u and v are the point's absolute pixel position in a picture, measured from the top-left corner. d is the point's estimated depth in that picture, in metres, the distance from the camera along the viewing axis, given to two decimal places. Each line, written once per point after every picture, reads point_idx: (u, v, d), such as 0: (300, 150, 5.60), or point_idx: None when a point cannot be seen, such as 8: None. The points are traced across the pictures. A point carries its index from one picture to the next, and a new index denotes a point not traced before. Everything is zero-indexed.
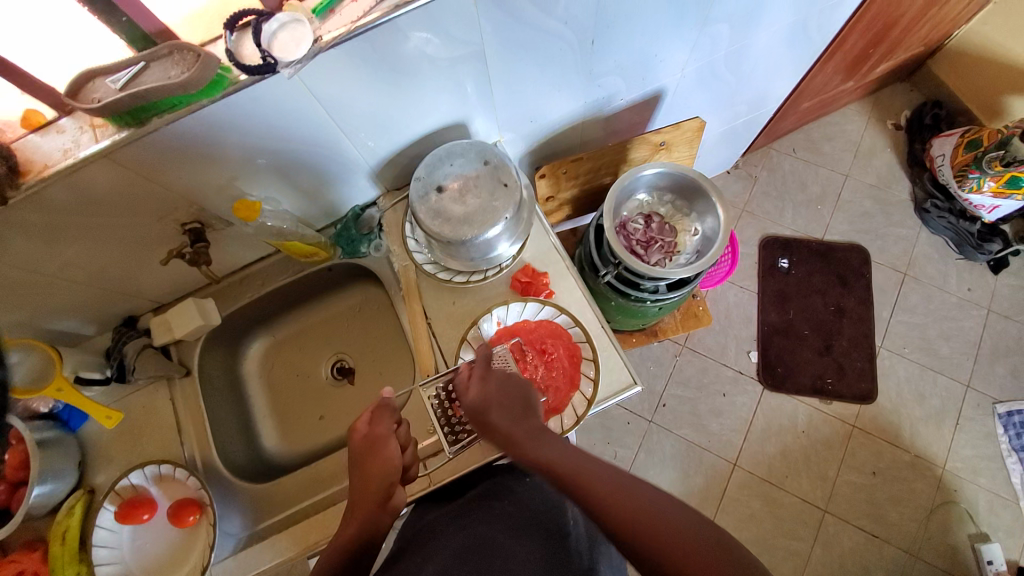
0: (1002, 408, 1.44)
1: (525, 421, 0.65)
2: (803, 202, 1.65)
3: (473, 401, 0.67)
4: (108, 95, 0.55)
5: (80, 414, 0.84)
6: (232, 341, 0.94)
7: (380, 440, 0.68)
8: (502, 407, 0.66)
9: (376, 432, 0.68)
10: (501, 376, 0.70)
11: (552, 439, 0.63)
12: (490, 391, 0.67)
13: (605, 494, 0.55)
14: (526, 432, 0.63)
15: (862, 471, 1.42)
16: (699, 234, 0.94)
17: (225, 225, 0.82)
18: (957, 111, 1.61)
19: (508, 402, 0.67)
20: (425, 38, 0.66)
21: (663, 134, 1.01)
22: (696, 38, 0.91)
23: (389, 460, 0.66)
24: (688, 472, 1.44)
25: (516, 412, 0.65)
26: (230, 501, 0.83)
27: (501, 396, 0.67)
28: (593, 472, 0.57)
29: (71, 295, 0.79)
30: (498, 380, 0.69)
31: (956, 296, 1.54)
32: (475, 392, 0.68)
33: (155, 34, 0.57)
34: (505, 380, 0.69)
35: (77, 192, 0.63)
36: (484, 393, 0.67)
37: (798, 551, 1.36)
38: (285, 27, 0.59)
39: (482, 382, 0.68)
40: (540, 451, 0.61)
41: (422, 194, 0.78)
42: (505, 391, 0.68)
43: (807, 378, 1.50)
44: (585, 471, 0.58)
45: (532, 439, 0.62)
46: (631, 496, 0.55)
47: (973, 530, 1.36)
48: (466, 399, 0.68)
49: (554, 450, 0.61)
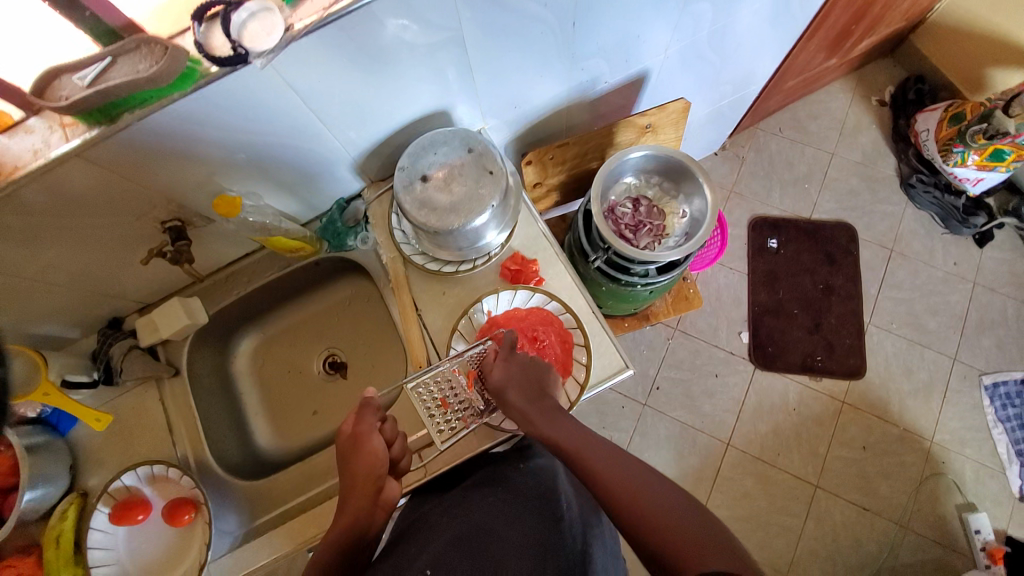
0: (987, 380, 1.46)
1: (543, 402, 0.69)
2: (790, 181, 1.65)
3: (501, 379, 0.70)
4: (76, 92, 0.53)
5: (69, 418, 0.83)
6: (220, 339, 0.93)
7: (362, 437, 0.66)
8: (524, 389, 0.70)
9: (359, 429, 0.67)
10: (524, 359, 0.73)
11: (570, 420, 0.68)
12: (513, 372, 0.71)
13: (603, 468, 0.60)
14: (545, 412, 0.68)
15: (851, 446, 1.44)
16: (687, 216, 0.94)
17: (207, 222, 0.81)
18: (941, 85, 1.61)
19: (528, 383, 0.71)
20: (402, 25, 0.65)
21: (648, 117, 1.00)
22: (678, 18, 0.90)
23: (375, 456, 0.65)
24: (682, 453, 1.46)
25: (536, 394, 0.70)
26: (225, 499, 0.83)
27: (524, 376, 0.71)
28: (595, 453, 0.62)
29: (53, 298, 0.78)
30: (521, 363, 0.72)
31: (943, 271, 1.55)
32: (502, 372, 0.71)
33: (121, 28, 0.55)
34: (528, 363, 0.73)
35: (49, 194, 0.62)
36: (507, 375, 0.71)
37: (792, 526, 1.39)
38: (254, 16, 0.56)
39: (506, 364, 0.72)
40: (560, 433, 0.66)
41: (407, 183, 0.77)
42: (527, 373, 0.72)
43: (798, 356, 1.51)
44: (588, 448, 0.63)
45: (550, 419, 0.67)
46: (628, 476, 0.59)
47: (961, 500, 1.39)
48: (491, 378, 0.71)
49: (569, 430, 0.66)
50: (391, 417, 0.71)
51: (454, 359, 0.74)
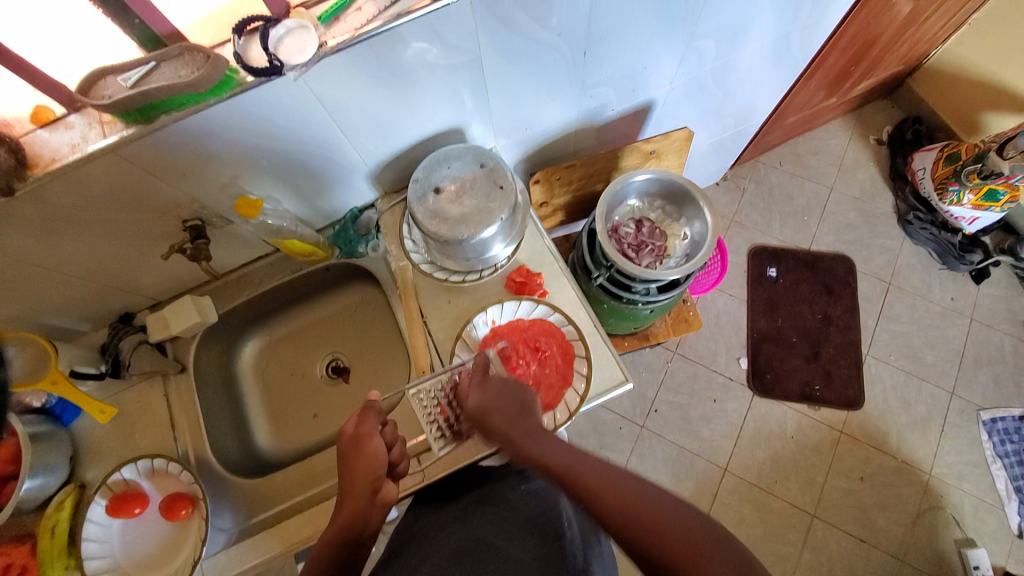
0: (986, 415, 1.47)
1: (524, 422, 0.68)
2: (790, 213, 1.69)
3: (476, 406, 0.70)
4: (118, 92, 0.57)
5: (73, 409, 0.84)
6: (228, 339, 0.95)
7: (364, 437, 0.68)
8: (502, 411, 0.69)
9: (361, 430, 0.68)
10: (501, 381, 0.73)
11: (556, 442, 0.65)
12: (490, 398, 0.71)
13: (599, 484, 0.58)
14: (526, 431, 0.66)
15: (850, 477, 1.43)
16: (688, 238, 0.97)
17: (226, 222, 0.84)
18: (937, 126, 1.66)
19: (507, 406, 0.70)
20: (424, 48, 0.69)
21: (652, 143, 1.05)
22: (684, 52, 0.95)
23: (374, 456, 0.66)
24: (679, 477, 1.45)
25: (516, 415, 0.68)
26: (221, 498, 0.83)
27: (500, 401, 0.70)
28: (586, 466, 0.60)
29: (71, 289, 0.80)
30: (496, 386, 0.72)
31: (940, 305, 1.57)
32: (476, 397, 0.71)
33: (166, 36, 0.59)
34: (504, 385, 0.72)
35: (83, 187, 0.65)
36: (484, 400, 0.70)
37: (788, 556, 1.37)
38: (291, 33, 0.61)
39: (482, 391, 0.71)
40: (545, 450, 0.63)
41: (420, 195, 0.80)
42: (502, 394, 0.71)
43: (796, 385, 1.52)
44: (581, 466, 0.60)
45: (530, 440, 0.65)
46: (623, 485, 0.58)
47: (959, 536, 1.37)
48: (468, 405, 0.71)
49: (554, 451, 0.63)
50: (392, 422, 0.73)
51: (450, 370, 0.77)
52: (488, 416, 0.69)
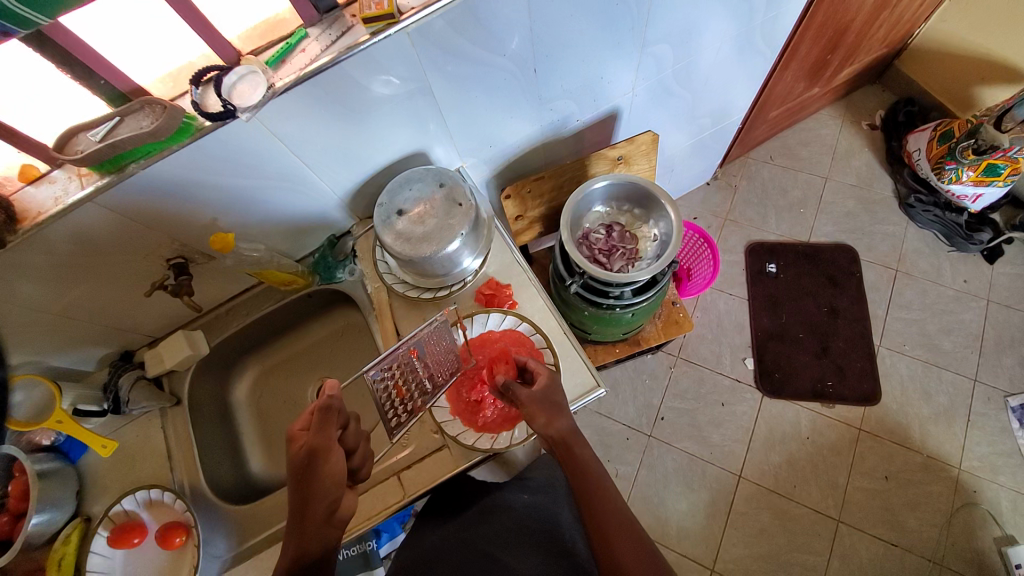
0: (1014, 401, 1.38)
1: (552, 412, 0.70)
2: (785, 207, 1.66)
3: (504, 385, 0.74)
4: (89, 147, 0.63)
5: (80, 445, 0.90)
6: (222, 371, 1.00)
7: (322, 451, 0.64)
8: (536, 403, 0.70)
9: (318, 443, 0.64)
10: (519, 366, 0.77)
11: (581, 445, 0.70)
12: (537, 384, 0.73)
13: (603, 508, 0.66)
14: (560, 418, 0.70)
15: (873, 476, 1.36)
16: (657, 239, 0.97)
17: (207, 258, 0.89)
18: (931, 106, 1.62)
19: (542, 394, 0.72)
20: (375, 81, 0.74)
21: (618, 150, 1.06)
22: (639, 59, 0.97)
23: (334, 475, 0.64)
24: (692, 487, 1.41)
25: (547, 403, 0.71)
26: (214, 524, 0.86)
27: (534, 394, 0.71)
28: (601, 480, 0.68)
29: (73, 330, 0.86)
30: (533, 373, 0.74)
31: (953, 289, 1.51)
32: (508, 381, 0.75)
33: (130, 92, 0.65)
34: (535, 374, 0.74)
35: (67, 233, 0.71)
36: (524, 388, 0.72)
37: (814, 565, 1.30)
38: (243, 78, 0.66)
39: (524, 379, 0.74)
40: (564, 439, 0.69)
41: (385, 219, 0.83)
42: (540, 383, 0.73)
43: (807, 382, 1.47)
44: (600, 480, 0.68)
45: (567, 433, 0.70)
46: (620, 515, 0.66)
47: (999, 532, 1.28)
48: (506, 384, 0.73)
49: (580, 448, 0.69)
50: (349, 422, 0.70)
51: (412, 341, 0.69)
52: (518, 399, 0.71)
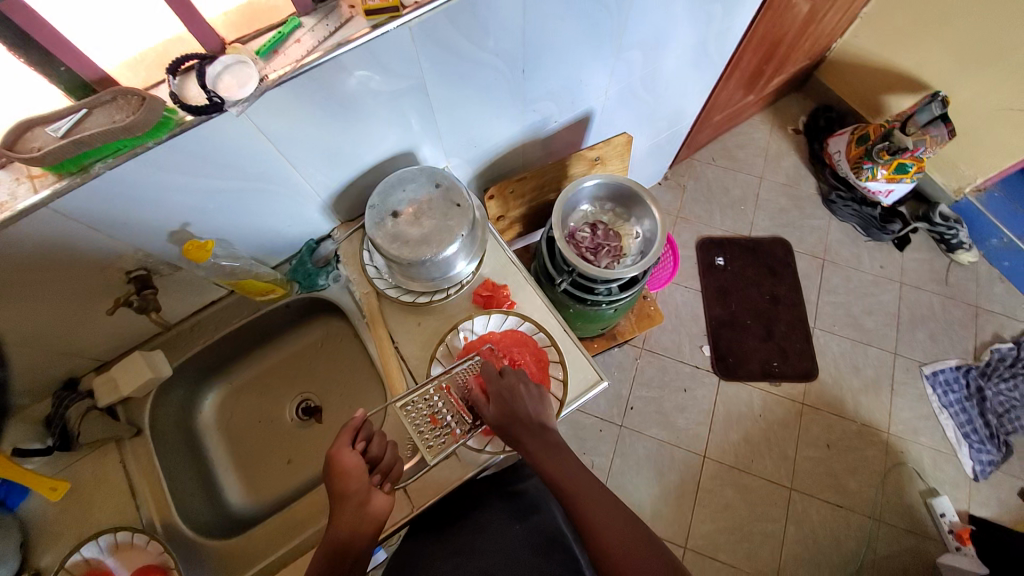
0: (927, 369, 1.59)
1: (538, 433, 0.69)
2: (728, 204, 1.79)
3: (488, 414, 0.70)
4: (48, 143, 0.54)
5: (20, 489, 0.78)
6: (186, 392, 0.92)
7: (336, 457, 0.65)
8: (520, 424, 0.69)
9: (333, 449, 0.66)
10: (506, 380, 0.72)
11: (558, 454, 0.67)
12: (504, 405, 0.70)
13: (594, 515, 0.62)
14: (538, 442, 0.68)
15: (817, 446, 1.51)
16: (640, 237, 1.02)
17: (174, 269, 0.81)
18: (846, 113, 1.83)
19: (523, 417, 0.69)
20: (365, 75, 0.69)
21: (596, 151, 1.10)
22: (614, 63, 1.00)
23: (350, 473, 0.64)
24: (663, 471, 1.48)
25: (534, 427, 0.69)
26: (195, 563, 0.79)
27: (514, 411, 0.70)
28: (586, 488, 0.64)
29: (7, 359, 0.74)
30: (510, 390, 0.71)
31: (872, 274, 1.70)
32: (493, 405, 0.70)
33: (96, 82, 0.57)
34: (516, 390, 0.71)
35: (10, 246, 0.61)
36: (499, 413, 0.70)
37: (774, 532, 1.42)
38: (228, 69, 0.60)
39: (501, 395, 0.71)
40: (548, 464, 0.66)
41: (378, 221, 0.79)
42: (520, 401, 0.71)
43: (757, 364, 1.59)
44: (585, 489, 0.64)
45: (544, 451, 0.67)
46: (613, 519, 0.61)
47: (923, 487, 1.47)
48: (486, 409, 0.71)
49: (559, 461, 0.66)
50: (375, 435, 0.69)
51: (441, 376, 0.74)
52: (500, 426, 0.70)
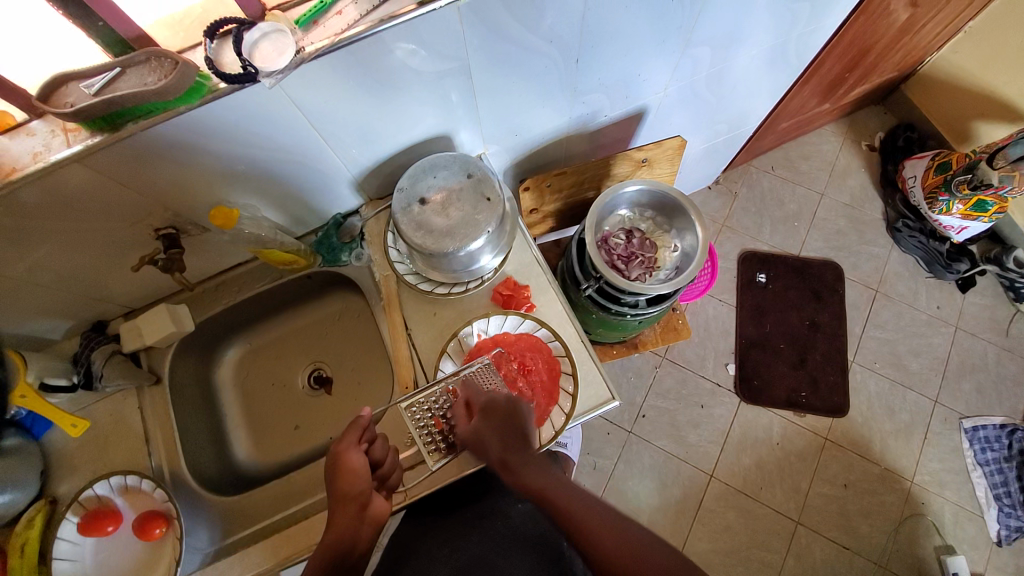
0: (967, 423, 1.48)
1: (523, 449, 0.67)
2: (780, 218, 1.69)
3: (464, 434, 0.69)
4: (81, 100, 0.54)
5: (44, 421, 0.82)
6: (207, 349, 0.94)
7: (341, 455, 0.65)
8: (504, 437, 0.68)
9: (340, 447, 0.66)
10: (485, 396, 0.72)
11: (542, 464, 0.66)
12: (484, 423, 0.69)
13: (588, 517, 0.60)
14: (519, 455, 0.67)
15: (834, 484, 1.44)
16: (678, 251, 0.97)
17: (201, 230, 0.81)
18: (928, 134, 1.67)
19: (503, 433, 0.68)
20: (409, 49, 0.65)
21: (645, 152, 1.03)
22: (678, 59, 0.92)
23: (356, 474, 0.64)
24: (666, 484, 1.45)
25: (516, 440, 0.68)
26: (198, 514, 0.82)
27: (495, 424, 0.69)
28: (575, 495, 0.63)
29: (40, 297, 0.77)
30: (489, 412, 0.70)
31: (926, 313, 1.59)
32: (474, 421, 0.70)
33: (133, 40, 0.56)
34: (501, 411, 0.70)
35: (47, 195, 0.62)
36: (479, 425, 0.69)
37: (771, 562, 1.38)
38: (267, 36, 0.58)
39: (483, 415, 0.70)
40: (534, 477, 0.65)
41: (404, 206, 0.77)
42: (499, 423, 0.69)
43: (783, 391, 1.52)
44: (578, 500, 0.62)
45: (525, 463, 0.66)
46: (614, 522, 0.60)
47: (939, 542, 1.39)
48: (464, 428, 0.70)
49: (540, 473, 0.65)
50: (379, 437, 0.70)
51: (449, 379, 0.73)
52: (479, 446, 0.68)
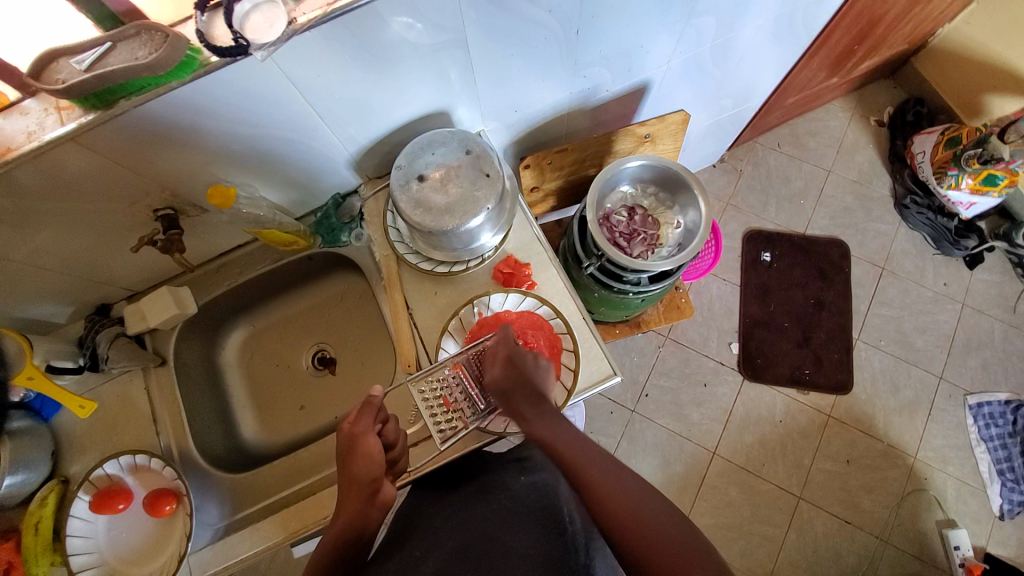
0: (972, 400, 1.48)
1: (542, 405, 0.65)
2: (786, 196, 1.66)
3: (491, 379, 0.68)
4: (72, 76, 0.53)
5: (53, 403, 0.83)
6: (211, 331, 0.95)
7: (358, 437, 0.65)
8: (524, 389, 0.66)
9: (355, 429, 0.66)
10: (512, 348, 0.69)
11: (557, 416, 0.65)
12: (507, 373, 0.67)
13: (597, 478, 0.58)
14: (538, 410, 0.65)
15: (837, 460, 1.45)
16: (681, 227, 0.96)
17: (200, 212, 0.81)
18: (938, 107, 1.63)
19: (524, 385, 0.66)
20: (406, 24, 0.64)
21: (647, 127, 1.01)
22: (681, 30, 0.89)
23: (371, 457, 0.64)
24: (669, 461, 1.46)
25: (536, 396, 0.66)
26: (206, 491, 0.84)
27: (517, 378, 0.67)
28: (588, 457, 0.60)
29: (44, 281, 0.78)
30: (515, 361, 0.68)
31: (932, 290, 1.57)
32: (501, 368, 0.68)
33: (123, 14, 0.55)
34: (523, 363, 0.69)
35: (42, 176, 0.62)
36: (502, 375, 0.68)
37: (773, 537, 1.39)
38: (258, 7, 0.57)
39: (506, 365, 0.68)
40: (555, 436, 0.62)
41: (404, 183, 0.76)
42: (522, 373, 0.68)
43: (787, 369, 1.52)
44: (590, 462, 0.60)
45: (543, 425, 0.63)
46: (630, 499, 0.57)
47: (941, 517, 1.40)
48: (490, 373, 0.69)
49: (562, 434, 0.62)
50: (391, 418, 0.71)
51: (456, 355, 0.73)
52: (504, 393, 0.67)
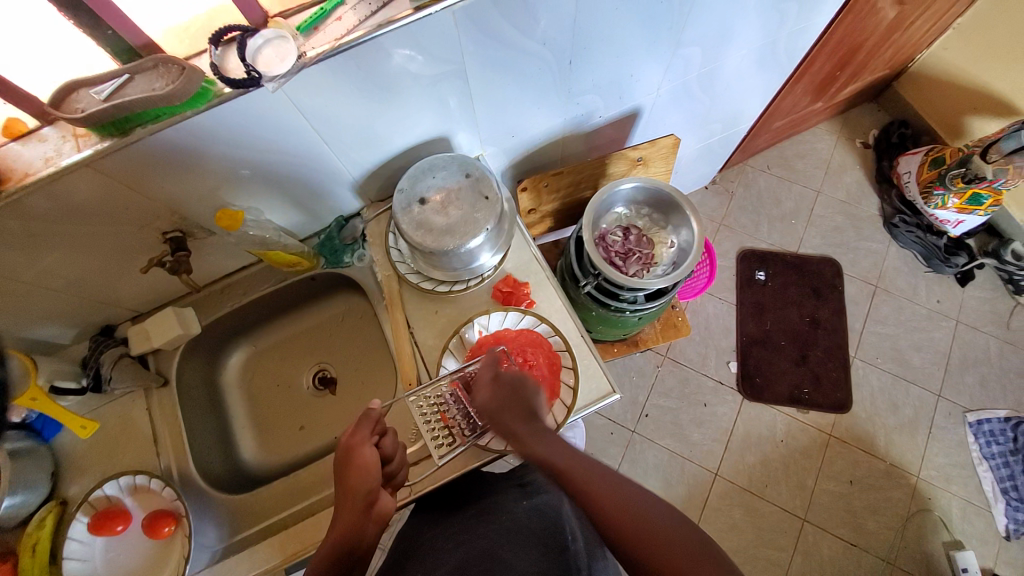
0: (972, 417, 1.48)
1: (533, 422, 0.65)
2: (778, 217, 1.70)
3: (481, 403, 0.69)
4: (92, 105, 0.56)
5: (54, 423, 0.84)
6: (213, 351, 0.96)
7: (355, 449, 0.66)
8: (512, 409, 0.67)
9: (353, 440, 0.66)
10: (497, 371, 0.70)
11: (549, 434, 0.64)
12: (495, 396, 0.68)
13: (592, 485, 0.57)
14: (530, 427, 0.65)
15: (840, 480, 1.44)
16: (675, 246, 0.99)
17: (207, 234, 0.84)
18: (923, 130, 1.68)
19: (513, 405, 0.67)
20: (408, 56, 0.67)
21: (639, 150, 1.05)
22: (669, 59, 0.94)
23: (367, 469, 0.64)
24: (670, 482, 1.45)
25: (525, 415, 0.66)
26: (205, 512, 0.83)
27: (503, 402, 0.68)
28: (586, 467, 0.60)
29: (52, 302, 0.79)
30: (507, 382, 0.69)
31: (926, 307, 1.59)
32: (487, 394, 0.69)
33: (140, 47, 0.58)
34: (515, 382, 0.69)
35: (58, 199, 0.64)
36: (490, 399, 0.68)
37: (778, 559, 1.37)
38: (269, 43, 0.60)
39: (493, 388, 0.69)
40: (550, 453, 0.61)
41: (405, 206, 0.79)
42: (512, 393, 0.68)
43: (786, 388, 1.52)
44: (583, 467, 0.59)
45: (539, 438, 0.63)
46: (625, 496, 0.56)
47: (948, 537, 1.39)
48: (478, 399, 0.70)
49: (558, 451, 0.61)
50: (388, 432, 0.71)
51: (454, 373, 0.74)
52: (495, 413, 0.67)
